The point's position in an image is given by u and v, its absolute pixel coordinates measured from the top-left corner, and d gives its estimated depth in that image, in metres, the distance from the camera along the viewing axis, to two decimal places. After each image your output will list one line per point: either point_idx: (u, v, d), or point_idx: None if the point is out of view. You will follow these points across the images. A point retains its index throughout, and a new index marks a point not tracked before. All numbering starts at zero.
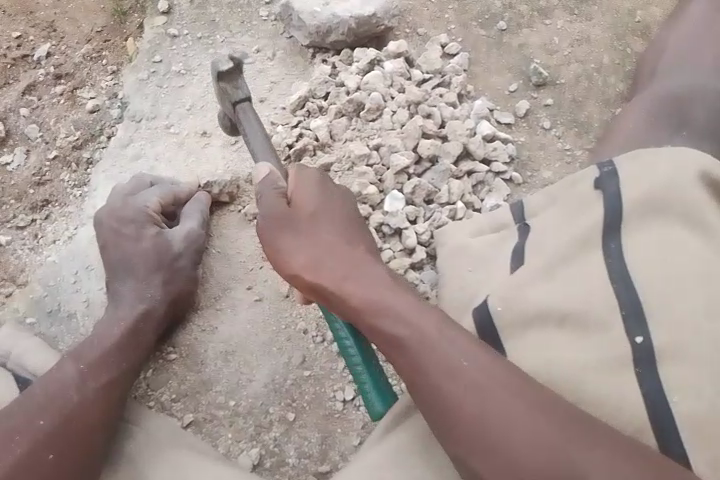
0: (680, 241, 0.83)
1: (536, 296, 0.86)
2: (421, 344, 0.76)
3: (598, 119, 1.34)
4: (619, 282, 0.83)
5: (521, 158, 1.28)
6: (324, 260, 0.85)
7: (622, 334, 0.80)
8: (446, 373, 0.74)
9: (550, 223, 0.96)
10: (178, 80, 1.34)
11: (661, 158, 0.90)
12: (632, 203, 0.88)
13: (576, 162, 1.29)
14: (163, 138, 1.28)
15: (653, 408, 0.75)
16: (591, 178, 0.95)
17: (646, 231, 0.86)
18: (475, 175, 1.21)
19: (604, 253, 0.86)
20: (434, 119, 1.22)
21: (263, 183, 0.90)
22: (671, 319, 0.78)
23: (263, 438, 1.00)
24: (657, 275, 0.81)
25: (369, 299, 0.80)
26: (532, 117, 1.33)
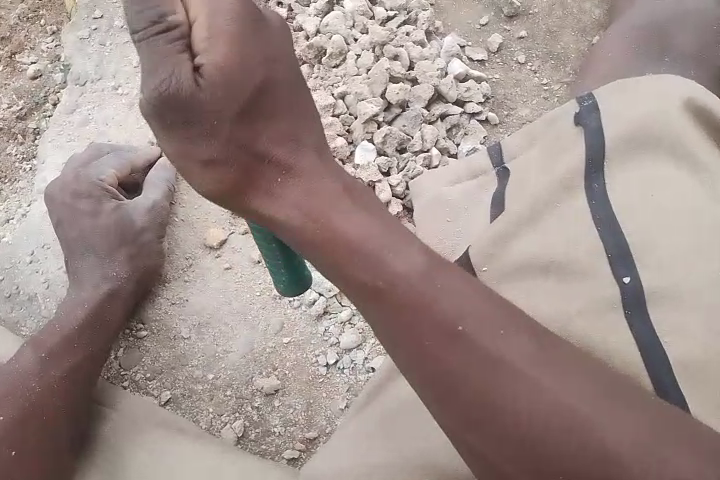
0: (669, 177, 0.79)
1: (520, 245, 0.83)
2: (411, 298, 0.62)
3: (575, 50, 1.27)
4: (604, 225, 0.78)
5: (496, 97, 1.21)
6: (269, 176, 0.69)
7: (609, 277, 0.76)
8: (447, 332, 0.60)
9: (530, 166, 0.91)
10: (123, 36, 1.24)
11: (644, 89, 0.85)
12: (615, 141, 0.83)
13: (554, 98, 1.22)
14: (113, 101, 1.19)
15: (645, 352, 0.71)
16: (571, 114, 0.89)
17: (631, 169, 0.81)
18: (448, 119, 1.14)
19: (588, 195, 0.82)
20: (402, 61, 1.14)
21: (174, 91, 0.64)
22: (660, 263, 0.74)
23: (246, 409, 0.96)
24: (645, 215, 0.77)
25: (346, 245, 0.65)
26: (505, 52, 1.26)
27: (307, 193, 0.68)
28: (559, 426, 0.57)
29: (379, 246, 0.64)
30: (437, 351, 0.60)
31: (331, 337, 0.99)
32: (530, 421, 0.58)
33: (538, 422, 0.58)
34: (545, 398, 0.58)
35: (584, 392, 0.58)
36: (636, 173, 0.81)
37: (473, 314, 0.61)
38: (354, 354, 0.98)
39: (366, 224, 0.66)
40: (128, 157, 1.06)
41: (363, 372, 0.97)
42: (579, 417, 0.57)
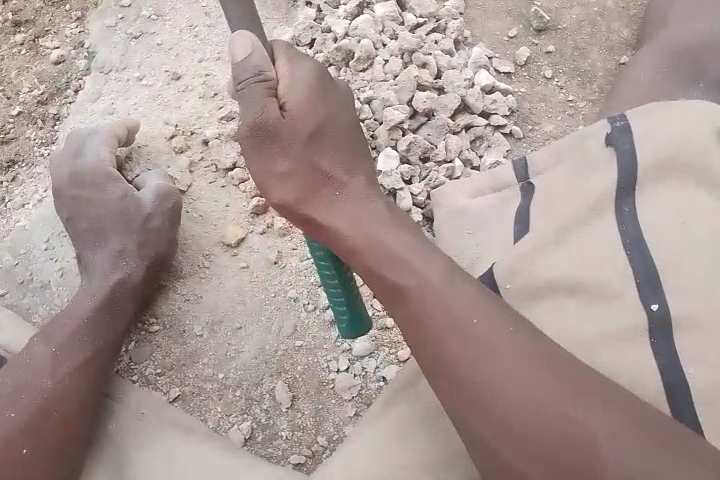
0: (699, 204, 0.79)
1: (545, 263, 0.82)
2: (426, 296, 0.74)
3: (602, 69, 1.26)
4: (633, 248, 0.78)
5: (521, 110, 1.20)
6: (317, 194, 0.83)
7: (636, 301, 0.75)
8: (458, 326, 0.71)
9: (558, 185, 0.90)
10: (150, 26, 1.23)
11: (679, 113, 0.85)
12: (647, 165, 0.82)
13: (578, 115, 1.21)
14: (135, 91, 1.17)
15: (669, 378, 0.71)
16: (603, 134, 0.89)
17: (666, 192, 0.81)
18: (473, 130, 1.13)
19: (620, 217, 0.81)
20: (430, 69, 1.13)
21: (243, 68, 0.78)
22: (692, 291, 0.73)
23: (254, 411, 0.95)
24: (680, 242, 0.76)
25: (372, 249, 0.79)
26: (533, 66, 1.25)
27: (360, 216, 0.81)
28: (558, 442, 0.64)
29: (409, 266, 0.76)
30: (454, 361, 0.70)
31: (343, 343, 0.99)
32: (534, 435, 0.65)
33: (538, 435, 0.65)
34: (538, 402, 0.66)
35: (587, 410, 0.65)
36: (666, 198, 0.80)
37: (496, 335, 0.70)
38: (366, 362, 0.98)
39: (395, 239, 0.79)
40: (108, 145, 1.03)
41: (374, 381, 0.97)
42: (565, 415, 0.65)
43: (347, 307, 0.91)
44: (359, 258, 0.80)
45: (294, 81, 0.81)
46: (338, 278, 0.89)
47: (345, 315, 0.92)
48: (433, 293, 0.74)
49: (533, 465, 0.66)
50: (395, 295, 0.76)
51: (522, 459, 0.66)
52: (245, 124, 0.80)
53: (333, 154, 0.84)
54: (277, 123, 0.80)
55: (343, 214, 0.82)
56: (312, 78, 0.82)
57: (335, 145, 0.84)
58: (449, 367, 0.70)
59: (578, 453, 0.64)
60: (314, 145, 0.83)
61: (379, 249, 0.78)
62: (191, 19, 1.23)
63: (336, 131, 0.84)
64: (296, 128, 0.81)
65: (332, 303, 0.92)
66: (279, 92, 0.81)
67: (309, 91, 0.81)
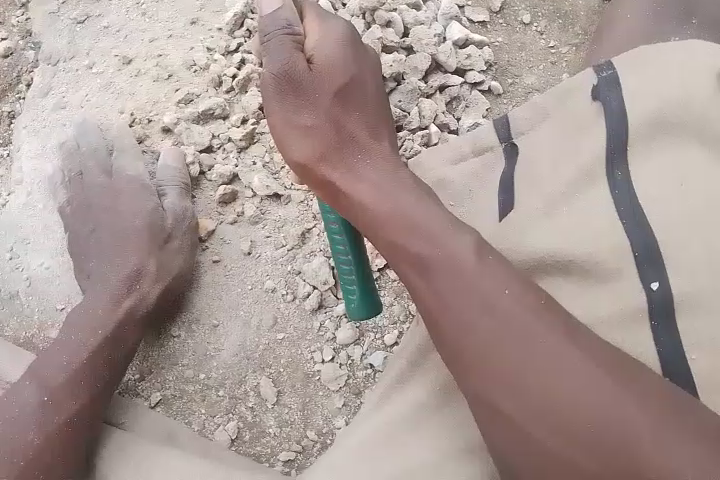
0: (702, 167, 0.71)
1: (533, 238, 0.76)
2: (451, 271, 0.62)
3: (584, 7, 1.16)
4: (631, 223, 0.71)
5: (499, 63, 1.12)
6: (335, 156, 0.72)
7: (637, 283, 0.69)
8: (486, 305, 0.60)
9: (543, 146, 0.85)
10: (94, 8, 1.14)
11: (672, 61, 0.76)
12: (640, 123, 0.75)
13: (562, 63, 1.13)
14: (87, 81, 1.10)
15: (668, 360, 0.66)
16: (589, 89, 0.81)
17: (658, 154, 0.74)
18: (448, 91, 1.06)
19: (612, 186, 0.74)
20: (396, 27, 1.04)
21: (271, 19, 0.70)
22: (695, 267, 0.67)
23: (239, 410, 0.93)
24: (681, 212, 0.69)
25: (389, 220, 0.67)
26: (509, 12, 1.15)
27: (383, 184, 0.69)
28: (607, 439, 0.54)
29: (430, 236, 0.64)
30: (482, 346, 0.60)
31: (326, 332, 0.95)
32: (579, 430, 0.55)
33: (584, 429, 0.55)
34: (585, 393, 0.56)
35: (638, 402, 0.54)
36: (663, 161, 0.73)
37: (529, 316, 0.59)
38: (351, 350, 0.95)
39: (413, 206, 0.67)
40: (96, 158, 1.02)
41: (361, 368, 0.94)
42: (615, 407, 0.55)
43: (358, 286, 0.86)
44: (374, 231, 0.68)
45: (325, 36, 0.72)
46: (352, 253, 0.84)
47: (355, 295, 0.87)
48: (461, 267, 0.62)
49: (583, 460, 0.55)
50: (414, 270, 0.65)
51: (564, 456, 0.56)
52: (269, 73, 0.71)
53: (358, 115, 0.74)
54: (303, 76, 0.71)
55: (365, 179, 0.71)
56: (345, 33, 0.73)
57: (361, 106, 0.74)
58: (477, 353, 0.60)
59: (630, 450, 0.54)
60: (340, 101, 0.73)
61: (391, 214, 0.67)
62: None
63: (364, 91, 0.75)
64: (323, 85, 0.72)
65: (342, 278, 0.87)
66: (307, 46, 0.72)
67: (343, 47, 0.73)
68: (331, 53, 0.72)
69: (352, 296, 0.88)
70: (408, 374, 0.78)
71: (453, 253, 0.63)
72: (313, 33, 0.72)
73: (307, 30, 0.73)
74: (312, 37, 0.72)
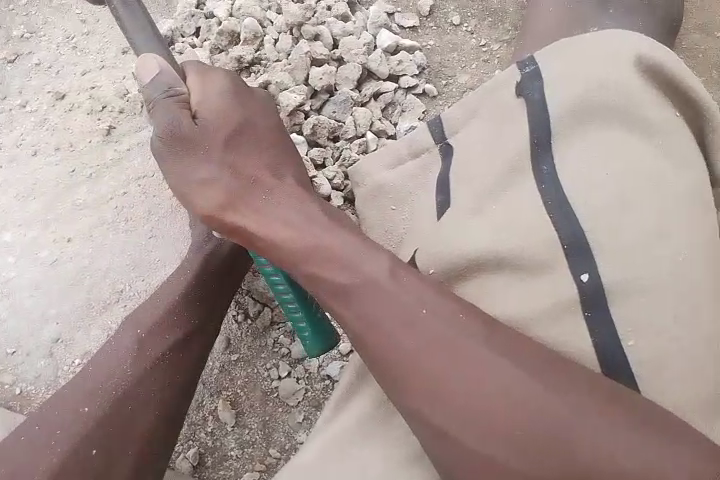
0: (622, 151, 0.72)
1: (465, 235, 0.75)
2: (370, 292, 0.64)
3: (512, 4, 1.18)
4: (558, 213, 0.71)
5: (432, 66, 1.13)
6: (244, 198, 0.71)
7: (568, 273, 0.69)
8: (407, 321, 0.62)
9: (474, 142, 0.85)
10: (24, 46, 1.14)
11: (588, 50, 0.78)
12: (561, 114, 0.76)
13: (494, 60, 1.14)
14: (21, 120, 1.09)
15: (609, 347, 0.66)
16: (514, 84, 0.82)
17: (581, 141, 0.75)
18: (382, 98, 1.07)
19: (540, 178, 0.75)
20: (324, 40, 1.06)
21: (152, 84, 0.72)
22: (622, 249, 0.68)
23: (199, 436, 0.92)
24: (605, 197, 0.70)
25: (306, 247, 0.67)
26: (439, 14, 1.17)
27: (296, 218, 0.69)
28: (536, 437, 0.57)
29: (346, 260, 0.65)
30: (407, 361, 0.61)
31: (281, 348, 0.95)
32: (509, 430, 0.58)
33: (513, 429, 0.57)
34: (509, 395, 0.58)
35: (560, 397, 0.57)
36: (586, 148, 0.74)
37: (447, 327, 0.61)
38: (308, 362, 0.94)
39: (328, 231, 0.68)
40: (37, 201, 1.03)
41: (319, 380, 0.94)
42: (538, 404, 0.57)
43: (308, 322, 0.86)
44: (294, 261, 0.68)
45: (208, 91, 0.73)
46: (294, 292, 0.83)
47: (307, 331, 0.87)
48: (378, 286, 0.64)
49: (517, 460, 0.57)
50: (332, 298, 0.65)
51: (499, 460, 0.58)
52: (159, 136, 0.71)
53: (260, 158, 0.73)
54: (191, 132, 0.71)
55: (277, 214, 0.70)
56: (228, 84, 0.74)
57: (259, 149, 0.73)
58: (403, 368, 0.61)
59: (560, 445, 0.56)
60: (235, 151, 0.72)
61: (306, 243, 0.67)
62: (67, 29, 1.14)
63: (259, 134, 0.74)
64: (213, 137, 0.72)
65: (290, 317, 0.86)
66: (191, 103, 0.73)
67: (229, 97, 0.73)
68: (215, 106, 0.72)
69: (305, 332, 0.87)
70: (357, 384, 0.78)
71: (372, 274, 0.64)
72: (194, 92, 0.73)
73: (189, 87, 0.74)
74: (194, 95, 0.73)
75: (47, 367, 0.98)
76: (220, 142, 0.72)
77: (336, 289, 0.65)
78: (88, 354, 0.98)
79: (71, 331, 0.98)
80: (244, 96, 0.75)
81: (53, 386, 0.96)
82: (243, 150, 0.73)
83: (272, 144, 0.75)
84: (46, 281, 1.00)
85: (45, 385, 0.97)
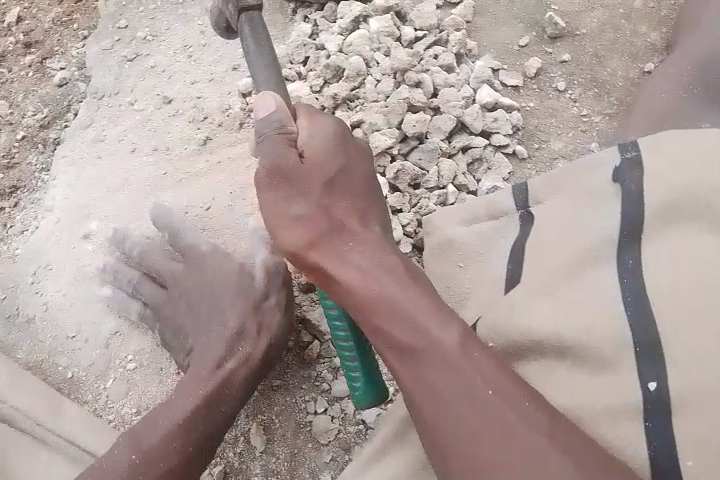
0: (713, 252, 0.65)
1: (528, 317, 0.72)
2: (434, 357, 0.64)
3: (623, 78, 1.14)
4: (631, 308, 0.66)
5: (527, 128, 1.11)
6: (331, 240, 0.73)
7: (631, 376, 0.64)
8: (464, 392, 0.62)
9: (557, 219, 0.81)
10: (144, 48, 1.21)
11: (694, 142, 0.73)
12: (653, 205, 0.71)
13: (593, 132, 1.11)
14: (127, 117, 1.16)
15: (662, 468, 0.61)
16: (611, 168, 0.78)
17: (672, 239, 0.68)
18: (470, 152, 1.06)
19: (619, 269, 0.70)
20: (424, 88, 1.06)
21: (265, 120, 0.75)
22: (695, 359, 0.61)
23: (227, 454, 0.93)
24: (685, 299, 0.64)
25: (379, 298, 0.69)
26: (544, 77, 1.15)
27: (375, 269, 0.70)
28: None
29: (416, 320, 0.66)
30: (456, 431, 0.61)
31: (322, 383, 0.95)
32: None
33: None
34: None
35: None
36: (673, 244, 0.68)
37: (503, 405, 0.61)
38: (346, 403, 0.94)
39: (404, 287, 0.69)
40: (126, 197, 1.10)
41: (353, 423, 0.93)
42: None
43: (361, 370, 0.85)
44: (365, 309, 0.70)
45: (316, 132, 0.76)
46: (353, 338, 0.84)
47: (359, 380, 0.86)
48: (442, 352, 0.64)
49: None
50: (396, 354, 0.67)
51: None
52: (262, 167, 0.73)
53: (353, 203, 0.75)
54: (295, 168, 0.73)
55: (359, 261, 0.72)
56: (333, 128, 0.77)
57: (353, 194, 0.75)
58: (450, 437, 0.62)
59: None
60: (331, 191, 0.74)
61: (381, 295, 0.69)
62: (186, 39, 1.21)
63: (355, 180, 0.76)
64: (314, 176, 0.73)
65: (344, 363, 0.86)
66: (298, 142, 0.75)
67: (333, 139, 0.76)
68: (318, 147, 0.75)
69: (356, 381, 0.87)
70: (391, 444, 0.78)
71: (439, 339, 0.65)
72: (302, 132, 0.76)
73: (300, 126, 0.77)
74: (300, 134, 0.76)
75: (102, 355, 1.03)
76: (319, 181, 0.73)
77: (400, 347, 0.66)
78: (142, 352, 1.02)
79: (129, 327, 1.04)
80: (348, 143, 0.77)
81: (105, 375, 1.02)
82: (339, 193, 0.74)
83: (365, 192, 0.77)
84: (116, 271, 1.04)
85: (94, 376, 1.02)
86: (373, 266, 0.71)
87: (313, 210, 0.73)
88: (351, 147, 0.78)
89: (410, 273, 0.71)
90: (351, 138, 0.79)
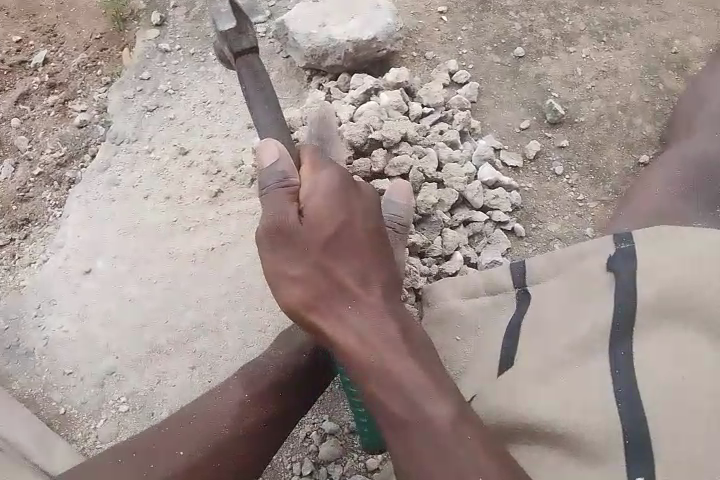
0: (703, 356, 0.69)
1: (521, 402, 0.74)
2: (429, 436, 0.67)
3: (618, 167, 1.20)
4: (624, 401, 0.69)
5: (525, 208, 1.16)
6: (331, 302, 0.73)
7: (620, 469, 0.66)
8: (456, 476, 0.65)
9: (553, 303, 0.84)
10: (164, 100, 1.26)
11: (688, 240, 0.76)
12: (646, 300, 0.74)
13: (588, 217, 1.16)
14: (143, 164, 1.20)
15: None
16: (605, 256, 0.82)
17: (662, 337, 0.72)
18: (471, 226, 1.10)
19: (612, 361, 0.73)
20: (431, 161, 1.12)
21: (269, 173, 0.77)
22: (683, 461, 0.64)
23: None
24: (675, 399, 0.67)
25: (379, 370, 0.71)
26: (542, 160, 1.21)
27: (375, 337, 0.72)
28: None
29: (414, 397, 0.69)
30: None
31: (310, 444, 0.99)
32: None
33: None
34: None
35: None
36: (665, 342, 0.71)
37: None
38: (332, 468, 0.96)
39: (404, 360, 0.71)
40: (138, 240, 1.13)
41: None
42: None
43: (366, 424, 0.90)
44: (364, 378, 0.71)
45: (318, 186, 0.76)
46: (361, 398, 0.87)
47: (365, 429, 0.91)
48: (437, 433, 0.67)
49: None
50: (392, 426, 0.70)
51: None
52: (263, 221, 0.75)
53: (355, 261, 0.75)
54: (293, 225, 0.73)
55: (359, 327, 0.73)
56: (337, 182, 0.76)
57: (354, 252, 0.75)
58: None
59: None
60: (331, 250, 0.74)
61: (381, 367, 0.71)
62: (206, 95, 1.26)
63: (358, 235, 0.75)
64: (313, 234, 0.74)
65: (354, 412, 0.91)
66: (299, 195, 0.77)
67: (336, 194, 0.76)
68: (318, 202, 0.75)
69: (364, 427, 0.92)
70: None
71: (435, 419, 0.68)
72: (304, 184, 0.77)
73: (302, 179, 0.78)
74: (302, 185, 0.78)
75: (95, 395, 1.04)
76: (319, 239, 0.74)
77: (397, 421, 0.69)
78: (135, 396, 1.04)
79: (128, 369, 1.05)
80: (352, 196, 0.77)
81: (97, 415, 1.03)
82: (340, 251, 0.74)
83: (369, 247, 0.76)
84: (120, 316, 1.08)
85: (86, 415, 1.03)
86: (373, 334, 0.72)
87: (312, 270, 0.73)
88: (354, 198, 0.77)
89: (410, 342, 0.73)
90: (356, 188, 0.78)
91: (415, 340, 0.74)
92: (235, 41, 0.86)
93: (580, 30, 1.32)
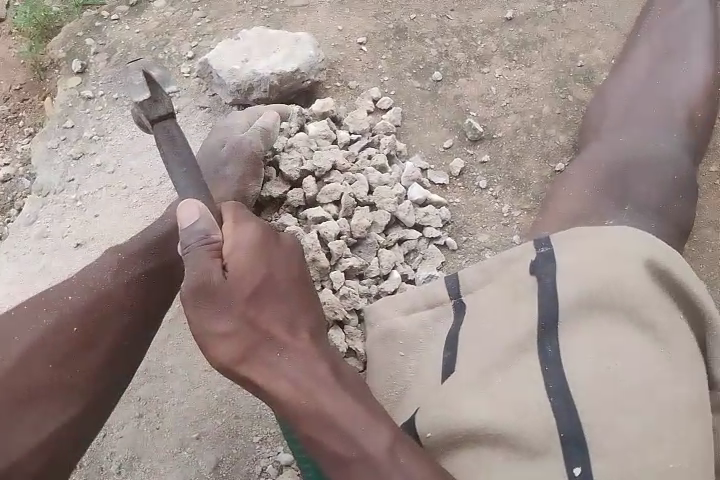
0: (625, 350, 0.75)
1: (463, 407, 0.77)
2: (369, 467, 0.71)
3: (537, 176, 1.28)
4: (558, 398, 0.73)
5: (455, 222, 1.22)
6: (262, 352, 0.73)
7: (559, 463, 0.71)
8: None
9: (486, 310, 0.87)
10: (89, 147, 1.25)
11: (603, 242, 0.83)
12: (570, 302, 0.78)
13: (514, 225, 1.23)
14: (71, 215, 1.19)
15: None
16: (528, 262, 0.86)
17: (588, 334, 0.77)
18: (405, 244, 1.15)
19: (542, 360, 0.76)
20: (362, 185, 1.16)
21: (188, 231, 0.70)
22: (614, 450, 0.70)
23: None
24: (602, 393, 0.73)
25: (314, 412, 0.72)
26: (468, 176, 1.27)
27: (308, 381, 0.73)
28: None
29: (351, 433, 0.72)
30: None
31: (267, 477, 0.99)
32: None
33: None
34: None
35: None
36: (590, 339, 0.76)
37: None
38: None
39: (338, 397, 0.73)
40: None
41: None
42: None
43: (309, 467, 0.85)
44: (301, 420, 0.73)
45: (240, 243, 0.73)
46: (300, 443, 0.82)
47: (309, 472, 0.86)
48: (377, 464, 0.71)
49: None
50: (332, 461, 0.72)
51: None
52: (185, 285, 0.69)
53: (282, 310, 0.75)
54: (219, 285, 0.70)
55: (291, 373, 0.73)
56: (258, 235, 0.75)
57: (280, 302, 0.75)
58: None
59: None
60: (257, 302, 0.73)
61: (316, 409, 0.72)
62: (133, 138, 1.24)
63: (280, 284, 0.75)
64: (240, 291, 0.72)
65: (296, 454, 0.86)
66: (223, 252, 0.72)
67: (259, 247, 0.74)
68: (242, 257, 0.72)
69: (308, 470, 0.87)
70: None
71: (374, 450, 0.71)
72: (226, 239, 0.73)
73: (225, 234, 0.74)
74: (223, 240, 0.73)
75: None
76: (246, 294, 0.72)
77: (337, 457, 0.72)
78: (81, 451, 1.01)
79: None
80: (272, 247, 0.75)
81: None
82: (267, 302, 0.74)
83: (293, 295, 0.76)
84: None
85: None
86: (306, 377, 0.73)
87: (240, 325, 0.72)
88: (274, 249, 0.75)
89: (341, 379, 0.75)
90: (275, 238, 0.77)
91: (345, 376, 0.76)
92: (151, 108, 0.78)
93: (492, 50, 1.40)
